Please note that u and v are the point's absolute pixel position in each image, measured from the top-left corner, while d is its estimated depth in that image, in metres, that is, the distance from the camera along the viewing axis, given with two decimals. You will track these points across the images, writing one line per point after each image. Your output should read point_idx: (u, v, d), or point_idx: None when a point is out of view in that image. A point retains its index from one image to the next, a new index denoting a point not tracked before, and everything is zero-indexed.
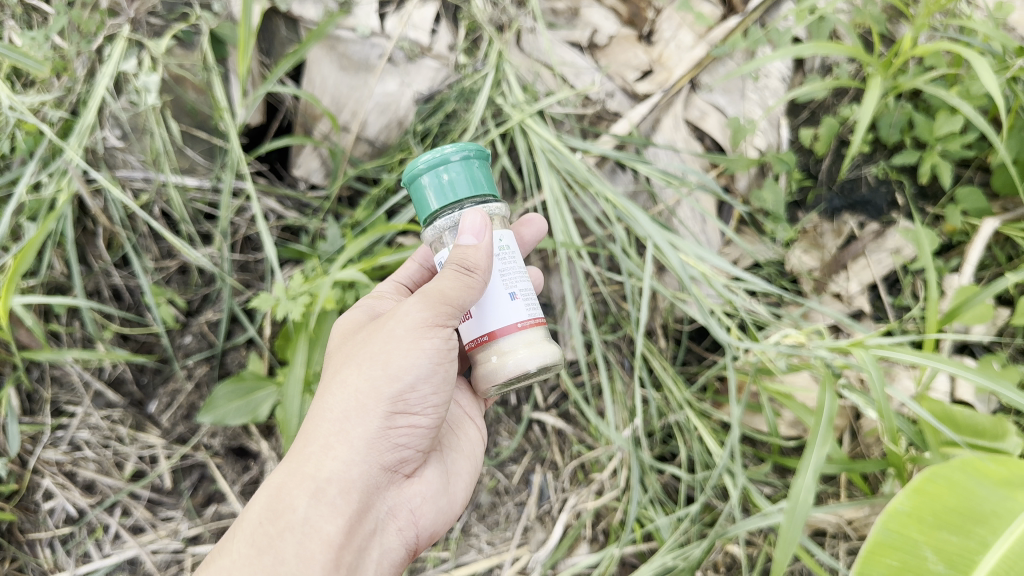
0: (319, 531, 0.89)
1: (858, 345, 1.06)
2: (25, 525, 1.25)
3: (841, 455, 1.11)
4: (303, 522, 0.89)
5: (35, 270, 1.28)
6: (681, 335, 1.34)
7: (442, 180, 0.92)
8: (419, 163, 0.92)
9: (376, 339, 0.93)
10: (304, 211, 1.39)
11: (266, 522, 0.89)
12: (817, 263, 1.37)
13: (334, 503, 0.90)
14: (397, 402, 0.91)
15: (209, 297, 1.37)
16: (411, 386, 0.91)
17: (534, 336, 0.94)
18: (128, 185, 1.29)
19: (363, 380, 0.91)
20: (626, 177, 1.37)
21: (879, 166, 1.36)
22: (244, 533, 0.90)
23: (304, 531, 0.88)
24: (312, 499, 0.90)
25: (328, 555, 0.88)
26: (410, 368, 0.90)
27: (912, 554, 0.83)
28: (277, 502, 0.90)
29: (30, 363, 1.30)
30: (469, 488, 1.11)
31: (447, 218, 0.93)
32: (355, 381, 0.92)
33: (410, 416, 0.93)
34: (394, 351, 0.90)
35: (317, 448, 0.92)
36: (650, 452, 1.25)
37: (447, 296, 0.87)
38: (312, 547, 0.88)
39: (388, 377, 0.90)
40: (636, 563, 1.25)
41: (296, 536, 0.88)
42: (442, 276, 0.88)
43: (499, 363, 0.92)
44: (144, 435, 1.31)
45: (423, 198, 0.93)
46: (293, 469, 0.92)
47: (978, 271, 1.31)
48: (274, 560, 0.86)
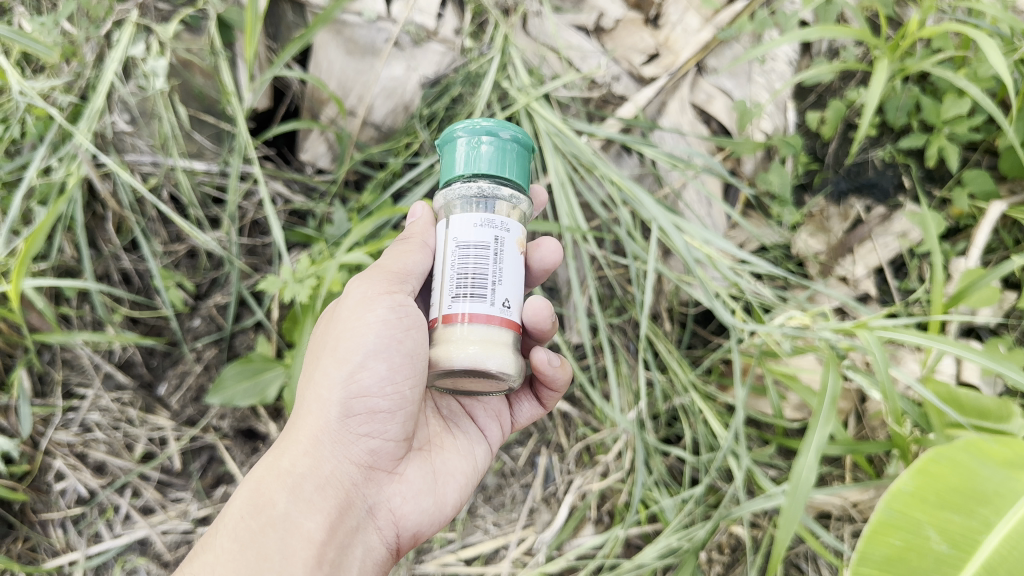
0: (299, 528, 0.90)
1: (862, 326, 1.05)
2: (36, 505, 1.27)
3: (845, 437, 1.11)
4: (283, 518, 0.90)
5: (45, 254, 1.29)
6: (687, 318, 1.34)
7: (472, 150, 0.89)
8: (466, 122, 0.90)
9: (332, 329, 0.95)
10: (311, 194, 1.40)
11: (248, 518, 0.90)
12: (823, 246, 1.38)
13: (310, 499, 0.92)
14: (350, 384, 0.92)
15: (217, 281, 1.38)
16: (361, 366, 0.90)
17: (491, 329, 0.86)
18: (136, 169, 1.30)
19: (324, 371, 0.93)
20: (632, 161, 1.37)
21: (885, 150, 1.36)
22: (225, 529, 0.91)
23: (285, 527, 0.89)
24: (290, 495, 0.91)
25: (309, 551, 0.89)
26: (356, 346, 0.90)
27: (914, 533, 0.84)
28: (256, 499, 0.92)
29: (41, 345, 1.32)
30: (465, 490, 1.09)
31: (459, 189, 0.90)
32: (319, 373, 0.94)
33: (368, 400, 0.92)
34: (343, 333, 0.92)
35: (291, 444, 0.94)
36: (655, 434, 1.26)
37: (394, 268, 0.93)
38: (293, 544, 0.88)
39: (341, 361, 0.92)
40: (641, 544, 1.26)
41: (276, 533, 0.89)
42: (389, 254, 0.95)
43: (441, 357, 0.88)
44: (154, 418, 1.33)
45: (451, 158, 0.91)
46: (270, 467, 0.94)
47: (985, 255, 1.31)
48: (255, 556, 0.87)
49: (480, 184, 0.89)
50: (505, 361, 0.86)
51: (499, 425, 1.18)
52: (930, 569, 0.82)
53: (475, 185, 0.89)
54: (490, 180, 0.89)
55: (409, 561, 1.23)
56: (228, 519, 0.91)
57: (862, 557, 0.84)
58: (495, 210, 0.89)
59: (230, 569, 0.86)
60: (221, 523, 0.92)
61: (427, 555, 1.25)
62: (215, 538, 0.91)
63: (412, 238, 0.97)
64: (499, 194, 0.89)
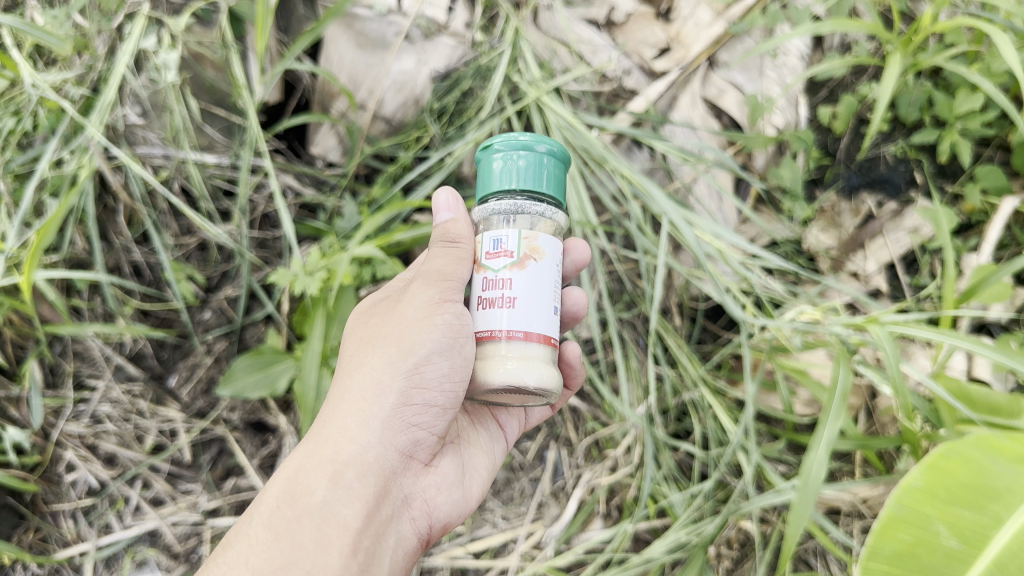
0: (337, 516, 0.90)
1: (874, 321, 1.05)
2: (47, 496, 1.28)
3: (855, 432, 1.10)
4: (321, 506, 0.90)
5: (57, 246, 1.30)
6: (697, 313, 1.33)
7: (510, 163, 0.89)
8: (504, 137, 0.90)
9: (394, 320, 0.94)
10: (321, 188, 1.40)
11: (283, 506, 0.90)
12: (834, 242, 1.37)
13: (351, 487, 0.92)
14: (413, 376, 0.92)
15: (228, 274, 1.39)
16: (428, 360, 0.90)
17: (525, 345, 0.87)
18: (148, 161, 1.31)
19: (382, 360, 0.93)
20: (642, 155, 1.36)
21: (897, 145, 1.36)
22: (260, 516, 0.91)
23: (322, 515, 0.89)
24: (330, 482, 0.91)
25: (345, 539, 0.89)
26: (423, 341, 0.90)
27: (925, 529, 0.84)
28: (294, 485, 0.91)
29: (52, 337, 1.33)
30: (485, 485, 1.11)
31: (500, 205, 0.90)
32: (375, 362, 0.94)
33: (427, 392, 0.93)
34: (409, 328, 0.92)
35: (335, 431, 0.93)
36: (665, 429, 1.26)
37: (445, 272, 0.92)
38: (329, 532, 0.89)
39: (405, 353, 0.92)
40: (650, 538, 1.27)
41: (314, 521, 0.89)
42: (438, 254, 0.93)
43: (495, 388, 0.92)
44: (164, 409, 1.33)
45: (489, 171, 0.91)
46: (312, 453, 0.93)
47: (998, 250, 1.30)
48: (291, 544, 0.87)
49: (520, 202, 0.89)
50: (544, 372, 0.86)
51: (518, 420, 1.20)
52: (940, 564, 0.82)
53: (511, 201, 0.89)
54: (528, 195, 0.89)
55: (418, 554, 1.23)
56: (262, 505, 0.91)
57: (872, 552, 0.85)
58: (537, 226, 0.89)
59: (263, 557, 0.86)
60: (254, 510, 0.92)
61: (436, 548, 1.25)
62: (246, 523, 0.91)
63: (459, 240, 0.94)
64: (540, 210, 0.90)
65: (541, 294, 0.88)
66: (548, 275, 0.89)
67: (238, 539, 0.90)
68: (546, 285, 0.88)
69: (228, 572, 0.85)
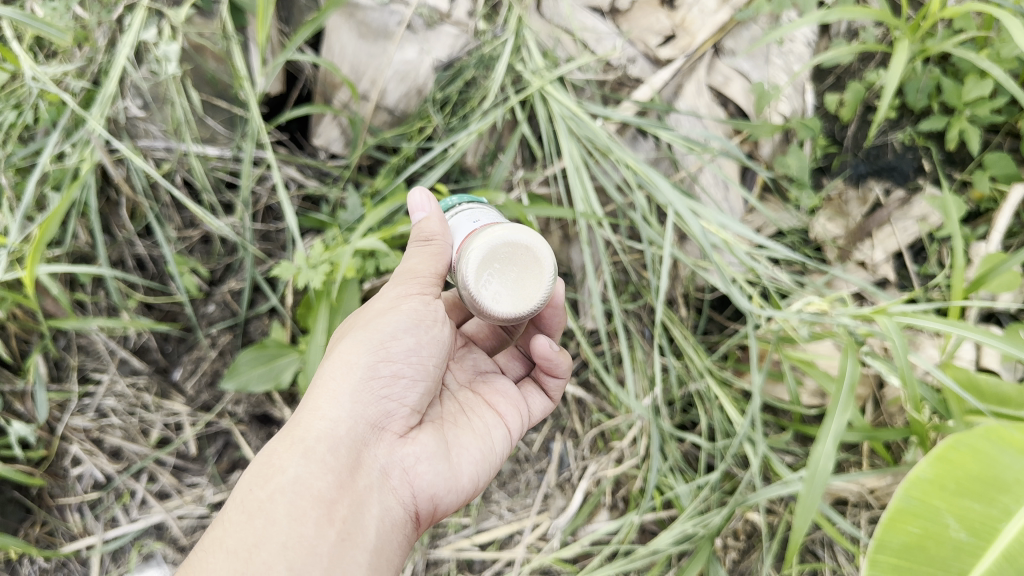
0: (310, 488, 0.88)
1: (881, 312, 1.03)
2: (54, 490, 1.29)
3: (863, 423, 1.09)
4: (292, 480, 0.89)
5: (60, 240, 1.30)
6: (703, 304, 1.31)
7: None
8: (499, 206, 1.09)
9: (362, 315, 0.98)
10: (324, 179, 1.39)
11: (257, 487, 0.89)
12: (842, 231, 1.36)
13: (324, 459, 0.90)
14: (378, 350, 0.94)
15: (232, 267, 1.37)
16: (394, 336, 0.93)
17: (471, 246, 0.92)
18: (149, 154, 1.30)
19: (348, 343, 0.95)
20: (647, 145, 1.35)
21: (905, 133, 1.34)
22: (235, 504, 0.90)
23: (294, 489, 0.88)
24: (300, 457, 0.90)
25: (319, 510, 0.87)
26: (388, 323, 0.93)
27: (933, 521, 0.84)
28: (267, 468, 0.91)
29: (57, 331, 1.32)
30: (483, 466, 1.06)
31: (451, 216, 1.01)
32: (341, 347, 0.96)
33: (394, 364, 0.94)
34: (373, 314, 0.95)
35: (306, 413, 0.94)
36: (671, 420, 1.25)
37: (417, 270, 0.94)
38: (303, 504, 0.87)
39: (370, 333, 0.94)
40: (657, 530, 1.27)
41: (286, 497, 0.88)
42: (414, 254, 0.95)
43: (508, 298, 0.92)
44: (169, 403, 1.33)
45: None
46: (286, 436, 0.93)
47: (1007, 239, 1.29)
48: (264, 520, 0.86)
49: None
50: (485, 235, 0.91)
51: (519, 415, 1.15)
52: (949, 557, 0.82)
53: None
54: None
55: (424, 546, 1.24)
56: (237, 493, 0.91)
57: (879, 545, 0.85)
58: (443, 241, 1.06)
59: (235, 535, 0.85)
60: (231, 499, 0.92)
61: (442, 540, 1.25)
62: (225, 511, 0.91)
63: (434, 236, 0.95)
64: None
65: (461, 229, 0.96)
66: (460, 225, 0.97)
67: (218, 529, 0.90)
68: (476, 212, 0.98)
69: (202, 556, 0.86)
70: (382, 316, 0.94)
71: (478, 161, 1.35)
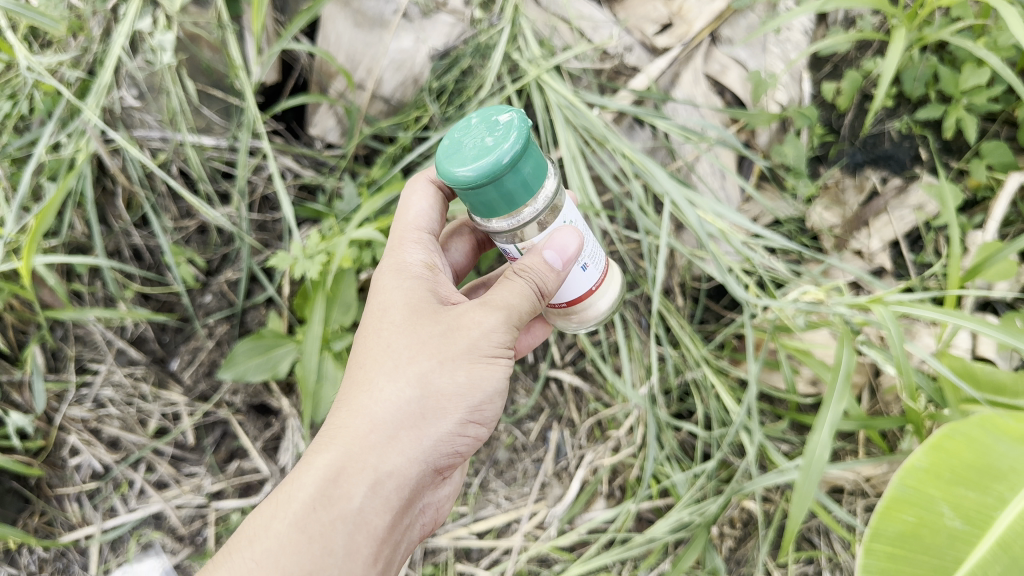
0: (369, 524, 0.86)
1: (877, 301, 1.03)
2: (52, 480, 1.30)
3: (859, 412, 1.09)
4: (356, 514, 0.85)
5: (56, 230, 1.30)
6: (699, 293, 1.30)
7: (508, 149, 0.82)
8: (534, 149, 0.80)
9: (450, 335, 0.87)
10: (320, 169, 1.39)
11: (319, 508, 0.84)
12: (839, 220, 1.36)
13: (388, 497, 0.87)
14: (471, 408, 0.88)
15: (228, 257, 1.37)
16: (487, 398, 0.88)
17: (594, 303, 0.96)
18: (145, 144, 1.30)
19: (444, 383, 0.86)
20: (644, 134, 1.35)
21: (902, 121, 1.34)
22: (287, 512, 0.85)
23: (356, 523, 0.85)
24: (370, 491, 0.85)
25: (371, 549, 0.87)
26: (487, 383, 0.87)
27: (928, 510, 0.85)
28: (332, 488, 0.85)
29: (54, 321, 1.32)
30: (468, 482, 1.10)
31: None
32: (435, 379, 0.86)
33: (474, 421, 0.90)
34: (477, 358, 0.86)
35: (383, 439, 0.86)
36: (667, 409, 1.25)
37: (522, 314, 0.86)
38: (360, 540, 0.85)
39: (472, 387, 0.86)
40: (653, 518, 1.27)
41: (347, 528, 0.84)
42: (507, 288, 0.85)
43: (609, 292, 0.99)
44: (167, 393, 1.33)
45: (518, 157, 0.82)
46: (352, 453, 0.86)
47: (1003, 227, 1.29)
48: (324, 551, 0.83)
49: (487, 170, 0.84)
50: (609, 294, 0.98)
51: None
52: (944, 545, 0.84)
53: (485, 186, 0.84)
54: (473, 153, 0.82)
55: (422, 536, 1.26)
56: (294, 499, 0.85)
57: (875, 533, 0.86)
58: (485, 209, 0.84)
59: (293, 561, 0.82)
60: (284, 501, 0.85)
61: (440, 529, 1.28)
62: (275, 516, 0.85)
63: (552, 289, 0.85)
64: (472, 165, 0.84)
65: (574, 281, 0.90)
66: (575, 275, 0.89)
67: (266, 535, 0.84)
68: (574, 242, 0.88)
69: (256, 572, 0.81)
70: (484, 367, 0.86)
71: None
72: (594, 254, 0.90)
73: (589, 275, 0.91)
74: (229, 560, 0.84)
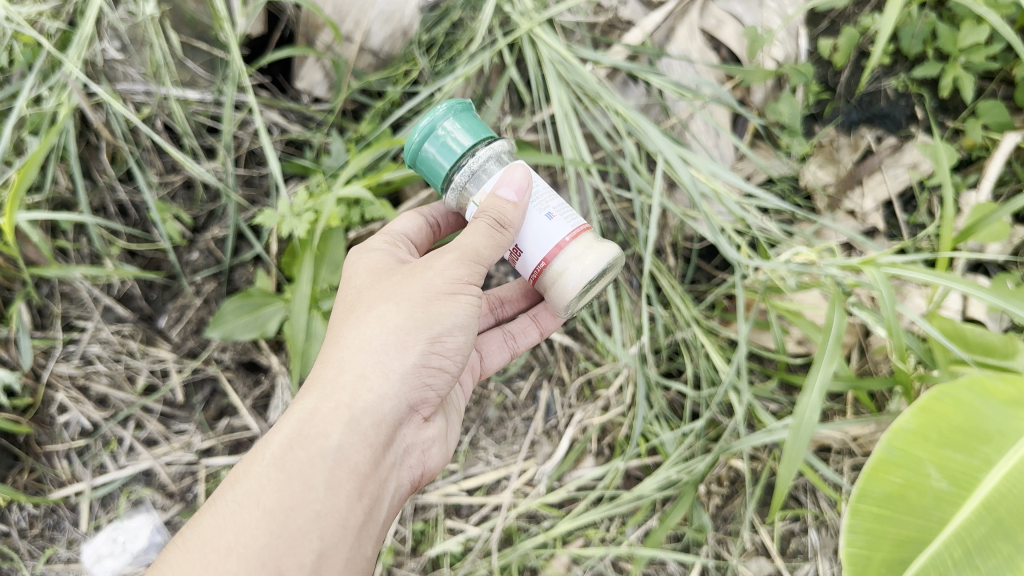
0: (348, 459, 0.90)
1: (869, 262, 1.01)
2: (40, 437, 1.29)
3: (847, 373, 1.09)
4: (334, 450, 0.89)
5: (40, 185, 1.27)
6: (691, 254, 1.27)
7: (444, 142, 0.91)
8: (413, 136, 0.92)
9: (409, 279, 0.93)
10: (307, 124, 1.36)
11: (296, 447, 0.89)
12: (832, 178, 1.34)
13: (364, 432, 0.91)
14: (434, 342, 0.92)
15: (215, 214, 1.35)
16: (450, 330, 0.91)
17: (568, 257, 0.90)
18: (129, 98, 1.27)
19: (401, 320, 0.90)
20: (638, 91, 1.33)
21: (899, 80, 1.32)
22: (267, 456, 0.90)
23: (334, 459, 0.89)
24: (346, 427, 0.90)
25: (354, 484, 0.90)
26: (448, 316, 0.91)
27: (914, 472, 0.87)
28: (307, 428, 0.90)
29: (40, 278, 1.30)
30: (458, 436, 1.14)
31: (485, 153, 0.92)
32: (393, 317, 0.91)
33: (443, 356, 0.94)
34: (433, 296, 0.90)
35: (352, 377, 0.91)
36: (657, 369, 1.24)
37: (481, 256, 0.88)
38: (340, 475, 0.89)
39: (431, 322, 0.90)
40: (641, 476, 1.28)
41: (326, 463, 0.89)
42: (475, 235, 0.88)
43: (595, 262, 0.90)
44: (155, 350, 1.32)
45: (434, 165, 0.92)
46: (324, 395, 0.92)
47: (997, 188, 1.28)
48: (304, 485, 0.87)
49: (478, 155, 0.92)
50: (590, 254, 0.90)
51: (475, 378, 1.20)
52: (929, 506, 0.85)
53: (481, 151, 0.92)
54: (473, 150, 0.92)
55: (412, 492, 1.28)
56: (272, 444, 0.90)
57: (862, 494, 0.88)
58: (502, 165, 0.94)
59: (272, 495, 0.86)
60: (264, 447, 0.91)
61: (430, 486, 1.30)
62: (256, 460, 0.90)
63: (510, 223, 0.89)
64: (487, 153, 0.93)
65: (533, 222, 0.91)
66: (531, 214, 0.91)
67: (249, 476, 0.89)
68: (539, 194, 0.93)
69: (239, 509, 0.85)
70: (442, 303, 0.90)
71: None
72: (564, 212, 0.92)
73: (554, 222, 0.91)
74: (215, 505, 0.88)
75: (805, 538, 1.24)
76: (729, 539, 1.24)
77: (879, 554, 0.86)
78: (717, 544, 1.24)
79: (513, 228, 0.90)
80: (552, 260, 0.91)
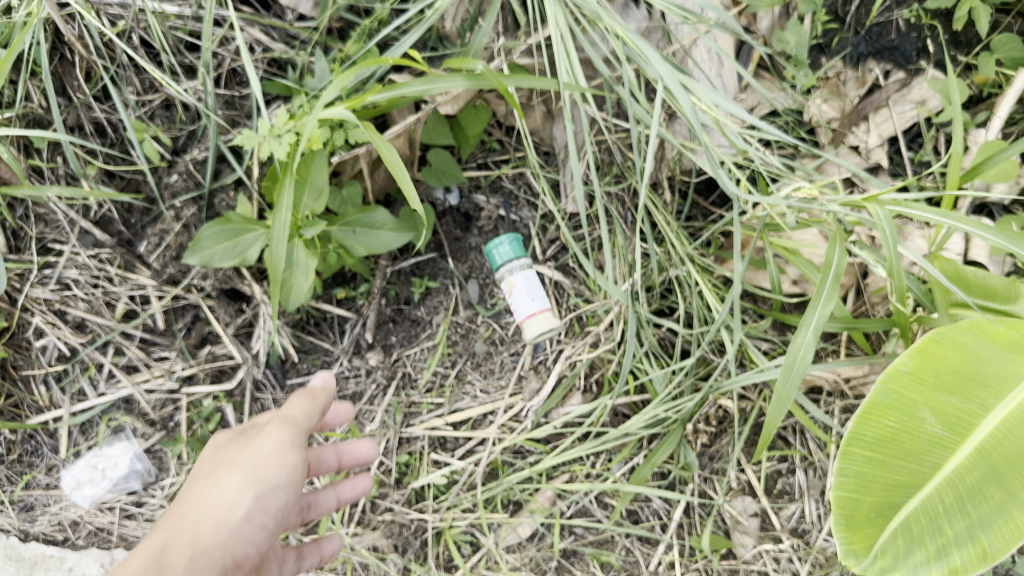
0: (213, 547, 0.86)
1: (872, 200, 0.98)
2: (17, 361, 1.27)
3: (844, 313, 1.06)
4: (203, 544, 0.86)
5: (12, 101, 1.22)
6: (688, 188, 1.22)
7: (499, 250, 1.23)
8: (490, 245, 1.25)
9: (239, 450, 0.94)
10: (291, 43, 1.28)
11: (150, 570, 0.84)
12: (838, 113, 1.29)
13: (227, 539, 0.88)
14: (281, 455, 0.93)
15: (195, 135, 1.28)
16: (279, 475, 0.92)
17: (530, 319, 1.23)
18: (103, 11, 1.21)
19: (243, 471, 0.91)
20: (639, 15, 1.27)
21: (911, 11, 1.25)
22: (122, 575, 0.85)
23: (199, 551, 0.85)
24: (217, 531, 0.88)
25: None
26: (273, 464, 0.92)
27: (909, 415, 0.85)
28: (162, 552, 0.86)
29: (13, 199, 1.25)
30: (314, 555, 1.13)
31: (515, 270, 1.24)
32: (260, 450, 0.93)
33: (276, 499, 0.92)
34: (261, 456, 0.92)
35: (207, 490, 0.91)
36: (648, 306, 1.20)
37: (294, 417, 0.98)
38: (201, 535, 0.87)
39: (262, 464, 0.92)
40: (629, 413, 1.26)
41: (188, 558, 0.85)
42: (294, 408, 1.00)
43: (542, 325, 1.22)
44: (134, 276, 1.26)
45: (493, 260, 1.25)
46: (180, 514, 0.90)
47: (1006, 126, 1.25)
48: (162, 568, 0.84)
49: (511, 268, 1.23)
50: (542, 322, 1.22)
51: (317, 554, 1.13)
52: (922, 450, 0.84)
53: (509, 269, 1.24)
54: (516, 260, 1.24)
55: (397, 425, 1.28)
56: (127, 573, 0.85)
57: (854, 437, 0.86)
58: (526, 273, 1.24)
59: None
60: None
61: (416, 419, 1.30)
62: None
63: (305, 406, 1.01)
64: (524, 266, 1.24)
65: (530, 292, 1.23)
66: (524, 294, 1.23)
67: None
68: (530, 286, 1.24)
69: None
70: (266, 458, 0.92)
71: (457, 28, 1.26)
72: (537, 296, 1.24)
73: (531, 300, 1.23)
74: None
75: (792, 479, 1.24)
76: (715, 478, 1.23)
77: (869, 498, 0.85)
78: (703, 482, 1.23)
79: (305, 425, 0.99)
80: (524, 321, 1.23)
